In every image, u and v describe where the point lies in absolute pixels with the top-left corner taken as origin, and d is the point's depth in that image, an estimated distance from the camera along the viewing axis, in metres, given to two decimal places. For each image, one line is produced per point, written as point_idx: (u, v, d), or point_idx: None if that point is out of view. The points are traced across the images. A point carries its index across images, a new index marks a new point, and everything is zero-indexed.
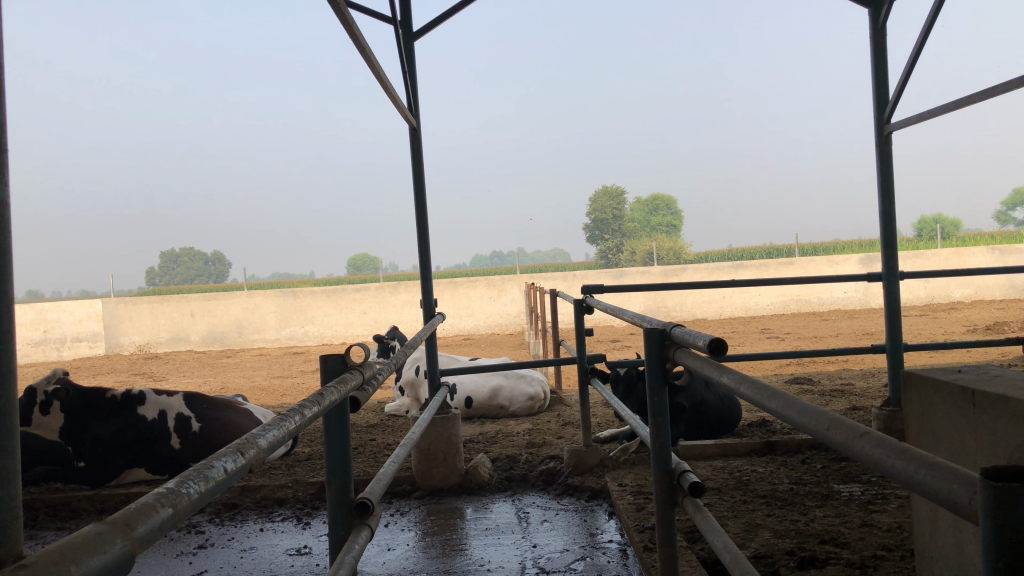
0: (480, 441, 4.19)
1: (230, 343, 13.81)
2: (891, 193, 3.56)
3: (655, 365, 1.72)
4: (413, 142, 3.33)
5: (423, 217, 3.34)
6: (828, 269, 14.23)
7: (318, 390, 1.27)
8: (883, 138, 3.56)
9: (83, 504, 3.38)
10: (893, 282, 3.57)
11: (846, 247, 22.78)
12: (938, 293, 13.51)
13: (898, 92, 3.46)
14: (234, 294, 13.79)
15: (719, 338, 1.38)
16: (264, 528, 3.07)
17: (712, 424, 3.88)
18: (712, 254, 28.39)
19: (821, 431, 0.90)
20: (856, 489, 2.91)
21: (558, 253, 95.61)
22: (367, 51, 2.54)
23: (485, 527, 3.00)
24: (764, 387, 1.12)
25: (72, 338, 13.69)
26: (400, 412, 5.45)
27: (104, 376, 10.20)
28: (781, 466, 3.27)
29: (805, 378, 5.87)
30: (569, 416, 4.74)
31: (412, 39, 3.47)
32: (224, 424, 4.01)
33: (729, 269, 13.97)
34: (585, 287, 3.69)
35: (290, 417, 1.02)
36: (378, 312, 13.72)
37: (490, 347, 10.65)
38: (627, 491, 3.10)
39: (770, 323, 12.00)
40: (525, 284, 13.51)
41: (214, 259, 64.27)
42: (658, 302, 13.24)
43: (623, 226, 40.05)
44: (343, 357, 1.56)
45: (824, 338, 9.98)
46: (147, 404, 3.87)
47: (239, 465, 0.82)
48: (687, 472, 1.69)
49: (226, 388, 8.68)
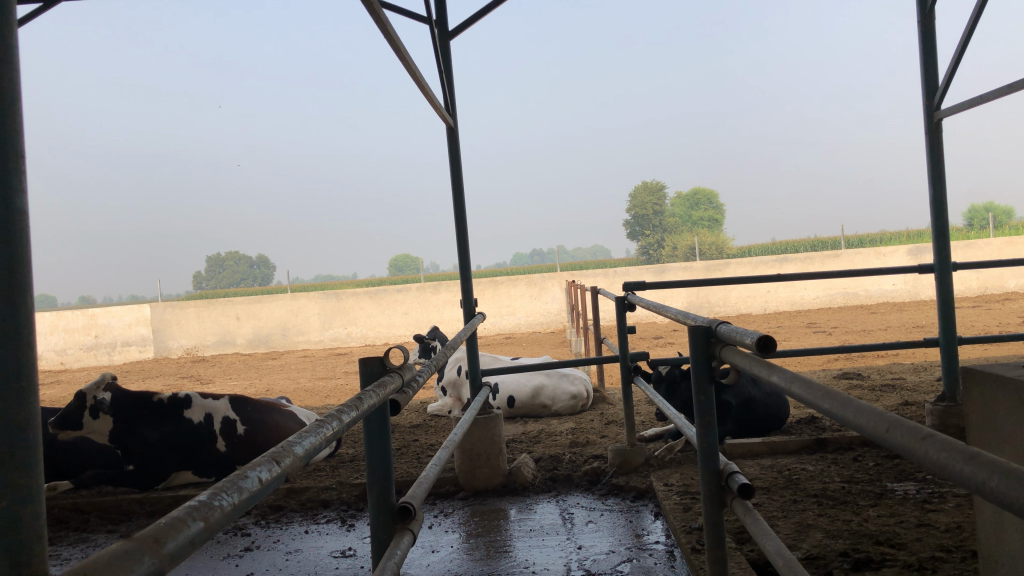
0: (523, 441, 4.17)
1: (275, 346, 13.99)
2: (942, 181, 3.45)
3: (700, 363, 1.68)
4: (451, 142, 3.32)
5: (462, 217, 3.32)
6: (875, 261, 13.95)
7: (357, 395, 1.25)
8: (933, 125, 3.45)
9: (133, 507, 3.43)
10: (945, 273, 3.46)
11: (893, 239, 22.33)
12: (991, 284, 13.16)
13: (948, 78, 3.35)
14: (278, 297, 13.96)
15: (766, 335, 1.33)
16: (309, 530, 3.08)
17: (760, 422, 3.80)
18: (755, 248, 28.02)
19: (879, 433, 0.85)
20: (911, 487, 2.82)
21: (598, 249, 95.31)
22: (403, 52, 2.53)
23: (529, 528, 2.98)
24: (815, 386, 1.07)
25: (122, 342, 13.98)
26: (442, 412, 5.45)
27: (153, 379, 10.39)
28: (832, 464, 3.19)
29: (853, 373, 5.75)
30: (613, 415, 4.70)
31: (448, 39, 3.45)
32: (269, 426, 4.05)
33: (773, 263, 13.75)
34: (626, 284, 3.64)
35: (328, 424, 1.01)
36: (420, 312, 13.78)
37: (532, 345, 10.63)
38: (673, 491, 3.05)
39: (816, 317, 11.79)
40: (566, 282, 13.46)
41: (258, 263, 65.22)
42: (701, 298, 13.09)
43: (664, 222, 39.78)
44: (382, 360, 1.54)
45: (873, 331, 9.78)
46: (193, 407, 3.92)
47: (275, 475, 0.80)
48: (736, 474, 1.64)
49: (272, 390, 8.77)
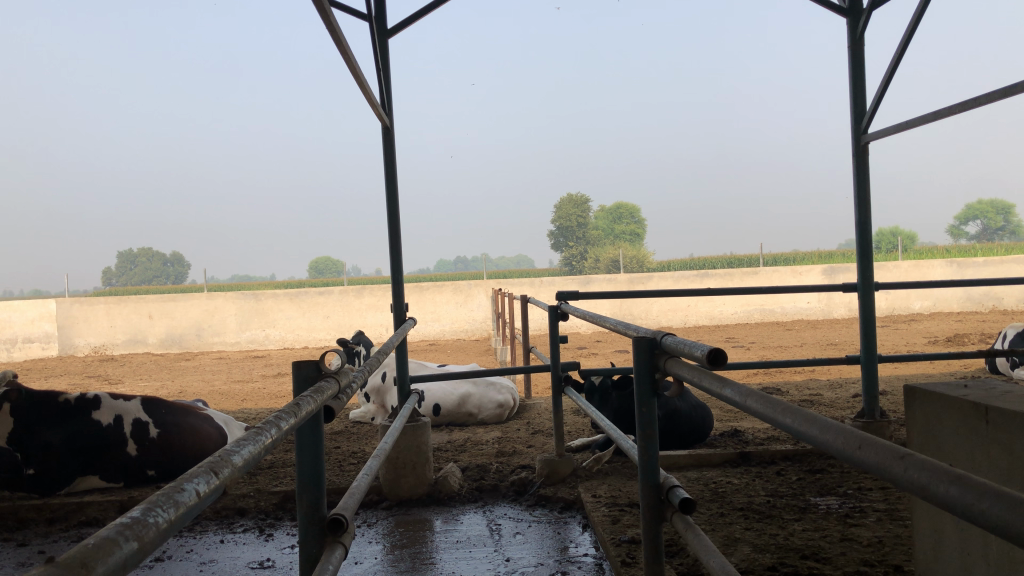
0: (448, 450, 4.10)
1: (189, 346, 13.53)
2: (867, 203, 3.55)
3: (644, 375, 1.65)
4: (386, 141, 3.24)
5: (395, 218, 3.24)
6: (791, 280, 14.38)
7: (294, 401, 1.17)
8: (859, 148, 3.55)
9: (31, 513, 3.22)
10: (868, 292, 3.55)
11: (807, 258, 23.15)
12: (898, 305, 13.72)
13: (875, 104, 3.45)
14: (194, 296, 13.51)
15: (717, 348, 1.31)
16: (225, 539, 2.94)
17: (686, 434, 3.83)
18: (675, 263, 28.56)
19: (847, 450, 0.83)
20: (834, 502, 2.87)
21: (522, 260, 95.93)
22: (345, 47, 2.45)
23: (456, 540, 2.91)
24: (775, 402, 1.04)
25: (24, 339, 13.31)
26: (365, 419, 5.34)
27: (57, 378, 9.90)
28: (756, 477, 3.23)
29: (773, 388, 5.87)
30: (540, 424, 4.67)
31: (386, 36, 3.38)
32: (183, 430, 3.88)
33: (695, 277, 14.03)
34: (560, 293, 3.61)
35: (267, 431, 0.93)
36: (342, 316, 13.52)
37: (455, 353, 10.56)
38: (602, 503, 3.03)
39: (735, 332, 12.07)
40: (491, 290, 13.43)
41: (172, 260, 63.18)
42: (624, 310, 13.25)
43: (587, 234, 40.27)
44: (317, 363, 1.46)
45: (789, 347, 10.06)
46: (103, 409, 3.72)
47: (213, 486, 0.73)
48: (676, 488, 1.62)
49: (185, 392, 8.45)
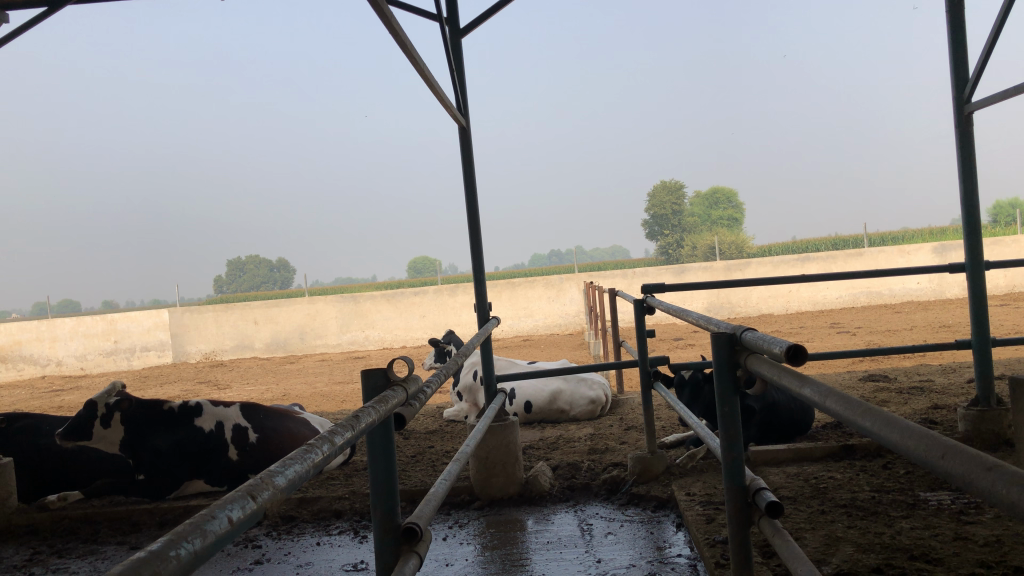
0: (541, 448, 4.07)
1: (293, 349, 13.98)
2: (974, 176, 3.32)
3: (725, 372, 1.58)
4: (462, 143, 3.23)
5: (475, 218, 3.23)
6: (899, 259, 13.73)
7: (354, 412, 1.16)
8: (963, 119, 3.33)
9: (143, 517, 3.37)
10: (978, 272, 3.33)
11: (917, 237, 22.08)
12: (1019, 282, 12.89)
13: (979, 70, 3.23)
14: (296, 301, 13.94)
15: (797, 344, 1.22)
16: (321, 541, 3.00)
17: (784, 427, 3.68)
18: (775, 247, 27.73)
19: (930, 459, 0.75)
20: (946, 497, 2.70)
21: (617, 251, 95.34)
22: (411, 50, 2.44)
23: (547, 540, 2.88)
24: (856, 402, 0.96)
25: (141, 348, 14.02)
26: (459, 417, 5.39)
27: (171, 385, 10.38)
28: (861, 472, 3.07)
29: (880, 375, 5.60)
30: (633, 420, 4.59)
31: (459, 36, 3.37)
32: (281, 433, 3.98)
33: (795, 261, 13.56)
34: (646, 285, 3.51)
35: (317, 448, 0.92)
36: (437, 315, 13.69)
37: (549, 348, 10.53)
38: (696, 501, 2.94)
39: (840, 317, 11.61)
40: (584, 283, 13.34)
41: (277, 266, 65.62)
42: (722, 299, 12.95)
43: (684, 222, 39.58)
44: (386, 371, 1.45)
45: (898, 331, 9.59)
46: (205, 415, 3.86)
47: (250, 512, 0.71)
48: (764, 490, 1.54)
49: (288, 395, 8.71)
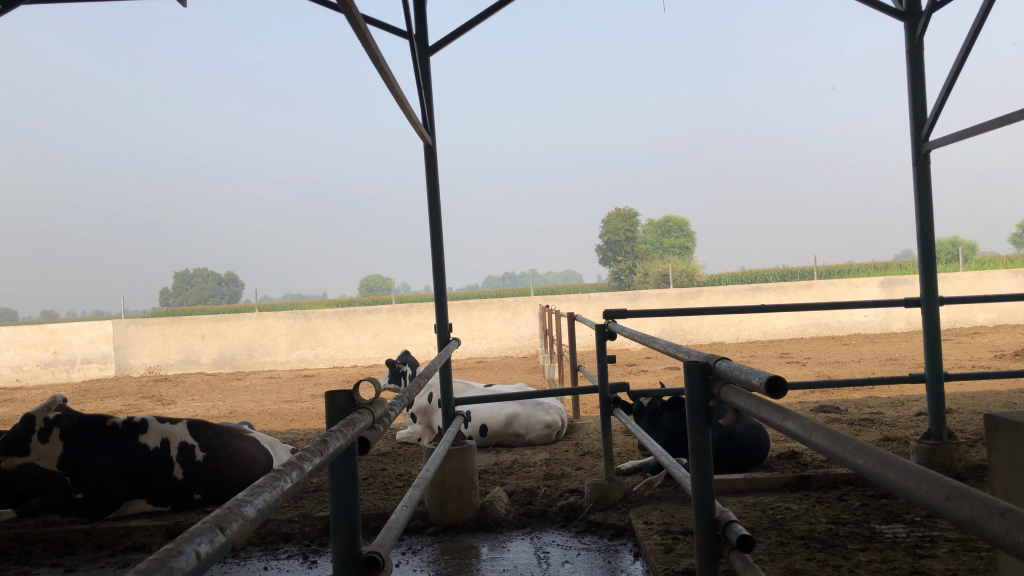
0: (496, 472, 4.02)
1: (241, 366, 13.70)
2: (930, 213, 3.38)
3: (698, 402, 1.55)
4: (428, 161, 3.19)
5: (438, 237, 3.19)
6: (847, 292, 14.02)
7: (322, 436, 1.10)
8: (921, 157, 3.40)
9: (80, 538, 3.23)
10: (933, 307, 3.39)
11: (863, 271, 22.64)
12: (960, 318, 13.26)
13: (937, 110, 3.30)
14: (246, 316, 13.68)
15: (777, 376, 1.20)
16: (268, 566, 2.90)
17: (741, 456, 3.69)
18: (726, 276, 28.17)
19: (934, 502, 0.72)
20: (901, 530, 2.72)
21: (570, 276, 95.89)
22: (383, 66, 2.40)
23: (502, 569, 2.82)
24: (845, 439, 0.94)
25: (81, 359, 13.59)
26: (412, 439, 5.30)
27: (113, 399, 10.06)
28: (817, 503, 3.08)
29: (831, 406, 5.67)
30: (589, 446, 4.57)
31: (428, 54, 3.35)
32: (230, 454, 3.84)
33: (746, 291, 13.77)
34: (608, 311, 3.50)
35: (286, 476, 0.86)
36: (390, 334, 13.56)
37: (502, 370, 10.48)
38: (654, 531, 2.91)
39: (789, 348, 11.79)
40: (539, 306, 13.35)
41: (226, 280, 64.61)
42: (674, 326, 13.07)
43: (636, 249, 40.01)
44: (351, 395, 1.40)
45: (847, 363, 9.75)
46: (150, 432, 3.70)
47: (218, 546, 0.66)
48: (734, 523, 1.52)
49: (235, 412, 8.50)
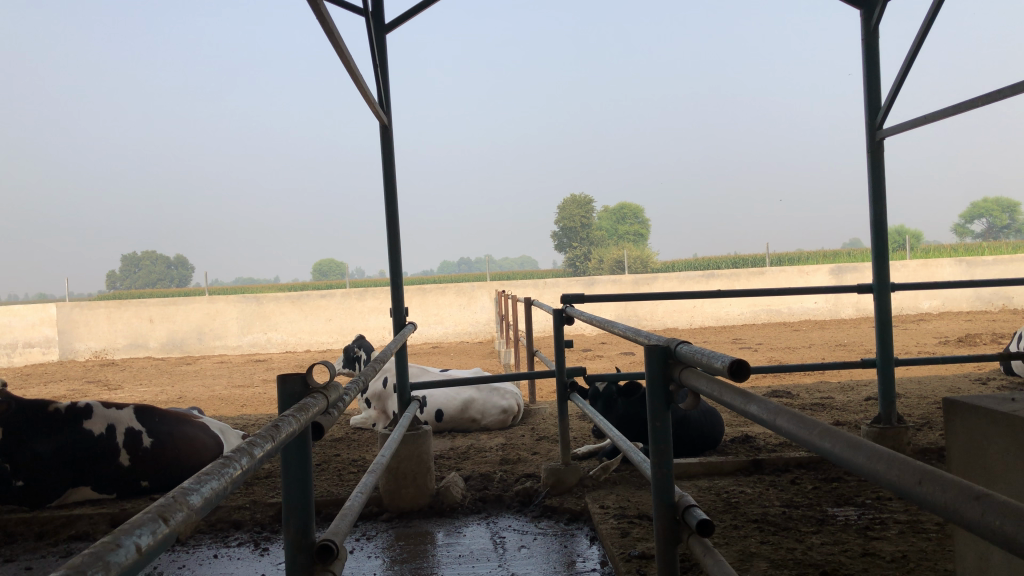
0: (451, 458, 3.99)
1: (191, 350, 13.43)
2: (882, 200, 3.43)
3: (658, 386, 1.54)
4: (383, 140, 3.13)
5: (393, 218, 3.13)
6: (798, 279, 14.26)
7: (273, 421, 1.05)
8: (875, 145, 3.44)
9: (19, 527, 3.12)
10: (884, 293, 3.44)
11: (812, 259, 23.11)
12: (906, 304, 13.59)
13: (891, 99, 3.33)
14: (195, 300, 13.40)
15: (740, 359, 1.19)
16: (218, 554, 2.83)
17: (695, 440, 3.71)
18: (680, 263, 28.49)
19: (906, 487, 0.71)
20: (852, 513, 2.75)
21: (525, 262, 96.13)
22: (339, 41, 2.34)
23: (458, 554, 2.79)
24: (810, 422, 0.92)
25: (23, 344, 13.19)
26: (366, 425, 5.24)
27: (57, 384, 9.78)
28: (770, 487, 3.11)
29: (784, 391, 5.75)
30: (545, 430, 4.56)
31: (384, 32, 3.28)
32: (178, 440, 3.75)
33: (700, 277, 13.91)
34: (566, 295, 3.48)
35: (235, 463, 0.81)
36: (344, 319, 13.42)
37: (458, 355, 10.44)
38: (610, 514, 2.91)
39: (742, 333, 11.95)
40: (495, 292, 13.33)
41: (175, 263, 63.42)
42: (629, 311, 13.16)
43: (592, 235, 40.19)
44: (304, 378, 1.35)
45: (797, 348, 9.92)
46: (94, 418, 3.61)
47: (161, 538, 0.62)
48: (693, 507, 1.51)
49: (184, 397, 8.33)
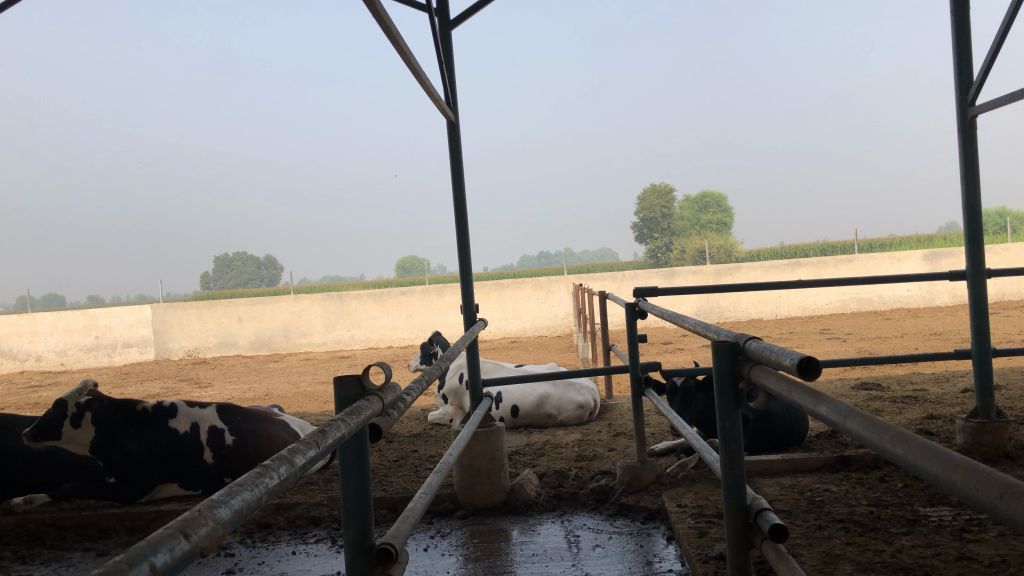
0: (527, 454, 3.97)
1: (278, 348, 13.82)
2: (976, 180, 3.23)
3: (727, 384, 1.47)
4: (451, 138, 3.12)
5: (462, 215, 3.11)
6: (889, 266, 13.72)
7: (320, 426, 1.04)
8: (967, 122, 3.24)
9: (112, 522, 3.24)
10: (979, 280, 3.25)
11: (906, 244, 22.29)
12: (1008, 290, 12.92)
13: (984, 72, 3.13)
14: (281, 299, 13.78)
15: (809, 357, 1.11)
16: (297, 551, 2.87)
17: (778, 436, 3.58)
18: (764, 252, 27.82)
19: (990, 503, 0.63)
20: (946, 513, 2.60)
21: (604, 255, 95.62)
22: (399, 41, 2.33)
23: (532, 553, 2.76)
24: (883, 426, 0.85)
25: (123, 343, 13.82)
26: (443, 421, 5.28)
27: (152, 382, 10.19)
28: (857, 484, 2.98)
29: (873, 383, 5.53)
30: (622, 425, 4.50)
31: (449, 28, 3.26)
32: (259, 438, 3.85)
33: (785, 265, 13.54)
34: (639, 289, 3.40)
35: (272, 472, 0.80)
36: (424, 315, 13.57)
37: (536, 350, 10.43)
38: (687, 514, 2.83)
39: (829, 323, 11.58)
40: (573, 285, 13.26)
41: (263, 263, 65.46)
42: (711, 303, 12.91)
43: (672, 224, 39.60)
44: (360, 380, 1.33)
45: (888, 338, 9.54)
46: (179, 417, 3.73)
47: (181, 555, 0.60)
48: (766, 511, 1.43)
49: (270, 394, 8.55)
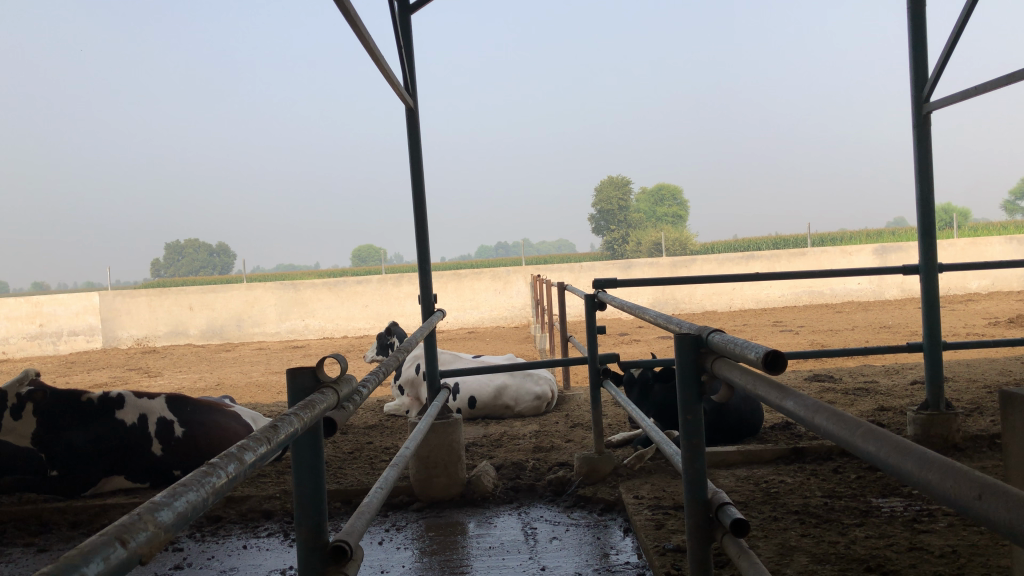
0: (484, 445, 3.94)
1: (230, 337, 13.58)
2: (929, 175, 3.27)
3: (690, 376, 1.45)
4: (410, 124, 3.06)
5: (420, 203, 3.06)
6: (841, 259, 13.97)
7: (271, 420, 0.99)
8: (921, 118, 3.28)
9: (54, 517, 3.13)
10: (932, 274, 3.30)
11: (856, 239, 22.75)
12: (954, 284, 13.25)
13: (939, 69, 3.17)
14: (234, 287, 13.53)
15: (775, 351, 1.09)
16: (247, 545, 2.80)
17: (733, 427, 3.61)
18: (719, 244, 28.17)
19: (966, 503, 0.61)
20: (898, 504, 2.64)
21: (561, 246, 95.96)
22: (359, 25, 2.27)
23: (488, 546, 2.73)
24: (853, 423, 0.84)
25: (68, 332, 13.46)
26: (399, 412, 5.23)
27: (98, 371, 9.94)
28: (811, 475, 3.01)
29: (826, 375, 5.61)
30: (579, 416, 4.50)
31: (408, 12, 3.20)
32: (210, 429, 3.76)
33: (739, 258, 13.70)
34: (598, 280, 3.38)
35: (220, 470, 0.76)
36: (380, 305, 13.46)
37: (493, 341, 10.41)
38: (644, 505, 2.83)
39: (782, 315, 11.76)
40: (531, 276, 13.26)
41: (216, 251, 64.34)
42: (667, 295, 13.02)
43: (629, 216, 39.86)
44: (314, 372, 1.29)
45: (839, 331, 9.72)
46: (126, 408, 3.61)
47: (117, 563, 0.55)
48: (727, 505, 1.42)
49: (222, 385, 8.39)
